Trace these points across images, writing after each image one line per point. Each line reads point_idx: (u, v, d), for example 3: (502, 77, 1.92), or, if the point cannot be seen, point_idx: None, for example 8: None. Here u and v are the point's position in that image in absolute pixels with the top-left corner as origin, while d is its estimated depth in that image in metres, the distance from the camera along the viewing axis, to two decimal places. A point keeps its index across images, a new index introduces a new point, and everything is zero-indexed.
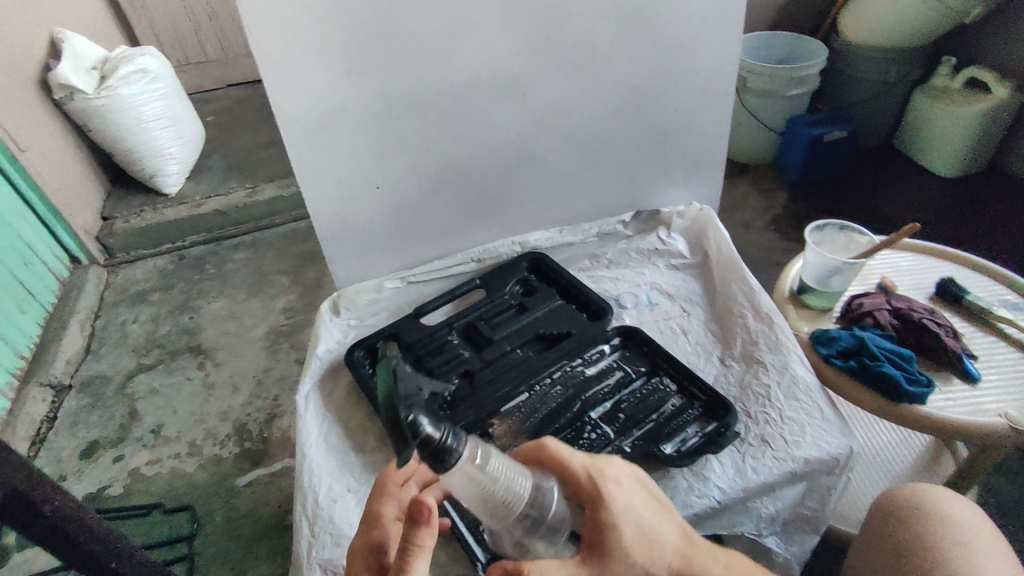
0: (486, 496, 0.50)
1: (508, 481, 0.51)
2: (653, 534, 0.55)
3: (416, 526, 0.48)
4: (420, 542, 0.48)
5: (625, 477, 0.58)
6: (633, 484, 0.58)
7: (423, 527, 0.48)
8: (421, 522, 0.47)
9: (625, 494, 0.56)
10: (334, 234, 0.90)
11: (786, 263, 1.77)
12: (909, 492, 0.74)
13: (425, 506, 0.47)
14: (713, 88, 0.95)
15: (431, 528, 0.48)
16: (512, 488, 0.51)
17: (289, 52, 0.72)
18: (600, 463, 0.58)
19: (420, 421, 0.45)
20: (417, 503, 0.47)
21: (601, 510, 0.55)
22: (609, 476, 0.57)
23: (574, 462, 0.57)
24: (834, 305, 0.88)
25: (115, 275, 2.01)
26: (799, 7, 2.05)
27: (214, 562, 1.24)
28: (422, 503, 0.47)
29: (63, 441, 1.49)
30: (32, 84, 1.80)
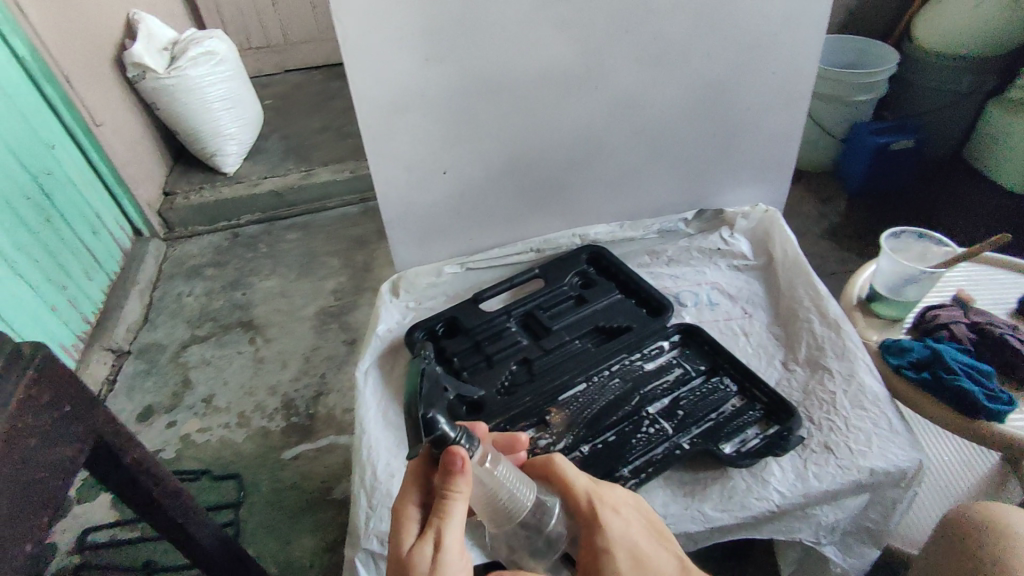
0: (493, 501, 0.51)
1: (515, 490, 0.51)
2: (649, 562, 0.56)
3: (451, 474, 0.47)
4: (457, 489, 0.48)
5: (625, 505, 0.59)
6: (631, 512, 0.59)
7: (459, 475, 0.47)
8: (454, 472, 0.47)
9: (621, 521, 0.57)
10: (399, 217, 0.92)
11: (841, 274, 1.72)
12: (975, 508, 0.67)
13: (459, 455, 0.47)
14: (788, 89, 0.93)
15: (466, 476, 0.48)
16: (517, 497, 0.52)
17: (373, 36, 0.74)
18: (601, 488, 0.59)
19: (436, 418, 0.48)
20: (451, 451, 0.47)
21: (597, 534, 0.56)
22: (609, 502, 0.58)
23: (576, 484, 0.58)
24: (906, 315, 0.86)
25: (173, 249, 2.08)
26: (869, 11, 1.99)
27: (259, 530, 1.27)
28: (456, 452, 0.47)
29: (121, 403, 1.56)
30: (109, 62, 1.88)
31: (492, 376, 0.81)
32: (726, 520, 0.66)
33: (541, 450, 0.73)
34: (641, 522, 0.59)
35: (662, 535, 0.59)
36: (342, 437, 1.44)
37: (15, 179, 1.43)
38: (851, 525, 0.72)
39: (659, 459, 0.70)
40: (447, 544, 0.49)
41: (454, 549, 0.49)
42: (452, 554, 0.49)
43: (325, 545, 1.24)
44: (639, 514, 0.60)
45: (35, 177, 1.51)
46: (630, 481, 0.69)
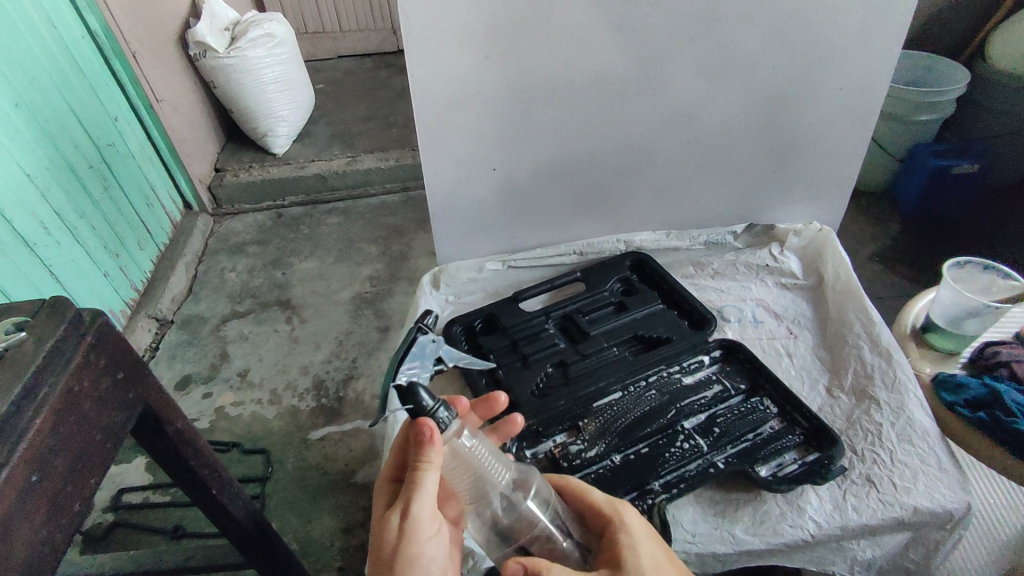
0: (465, 473, 0.52)
1: (486, 466, 0.52)
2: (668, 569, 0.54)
3: (420, 445, 0.47)
4: (427, 459, 0.48)
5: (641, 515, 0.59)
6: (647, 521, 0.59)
7: (428, 445, 0.47)
8: (423, 442, 0.47)
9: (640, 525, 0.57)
10: (445, 209, 0.92)
11: (888, 298, 1.66)
12: None
13: (428, 424, 0.46)
14: (853, 107, 0.90)
15: (436, 448, 0.48)
16: (490, 472, 0.52)
17: (435, 31, 0.74)
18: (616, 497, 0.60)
19: (418, 391, 0.47)
20: (420, 422, 0.47)
21: (618, 533, 0.55)
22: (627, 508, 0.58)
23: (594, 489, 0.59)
24: (964, 349, 0.83)
25: (220, 225, 2.14)
26: (940, 28, 1.91)
27: (282, 506, 1.30)
28: (425, 421, 0.46)
29: (161, 371, 1.61)
30: (172, 40, 1.94)
31: (526, 376, 0.81)
32: (759, 544, 0.64)
33: (572, 455, 0.72)
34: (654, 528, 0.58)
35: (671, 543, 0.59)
36: (367, 423, 1.46)
37: (79, 147, 1.48)
38: (889, 563, 0.69)
39: (692, 475, 0.69)
40: (415, 515, 0.50)
41: (423, 519, 0.50)
42: (419, 524, 0.50)
43: (345, 527, 1.26)
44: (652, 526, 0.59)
45: (98, 147, 1.56)
46: (660, 495, 0.67)
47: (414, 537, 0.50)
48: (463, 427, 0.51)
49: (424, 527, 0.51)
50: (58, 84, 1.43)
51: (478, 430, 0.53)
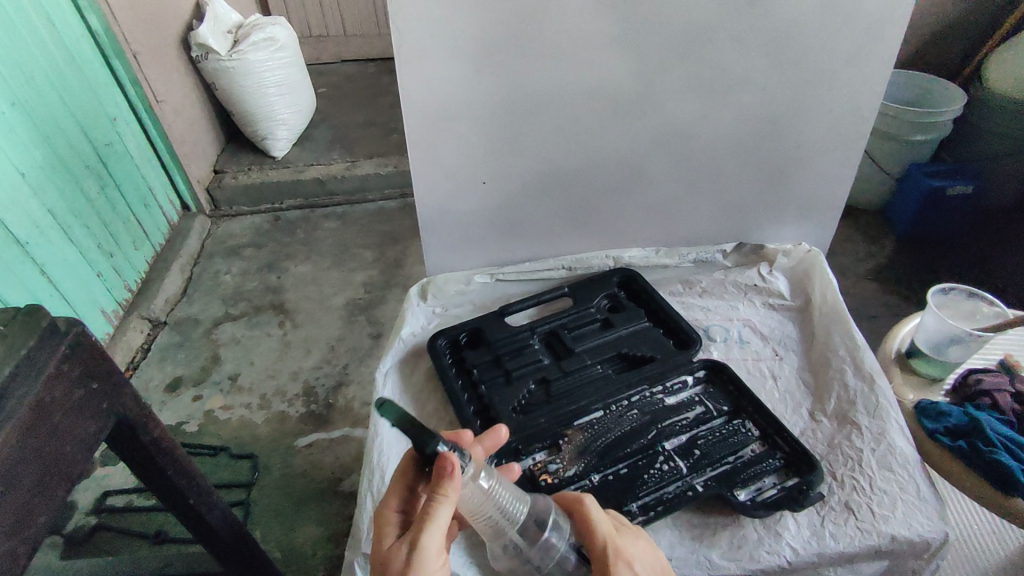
0: (484, 512, 0.54)
1: (504, 505, 0.55)
2: None
3: (440, 481, 0.49)
4: (444, 492, 0.50)
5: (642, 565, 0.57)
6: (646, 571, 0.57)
7: (447, 479, 0.50)
8: (444, 476, 0.49)
9: None
10: (435, 221, 0.92)
11: (881, 318, 1.66)
12: None
13: (450, 461, 0.49)
14: (844, 130, 0.90)
15: (455, 484, 0.50)
16: (509, 512, 0.55)
17: (426, 45, 0.74)
18: (623, 539, 0.59)
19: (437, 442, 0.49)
20: (443, 457, 0.49)
21: None
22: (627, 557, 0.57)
23: (598, 529, 0.58)
24: (946, 376, 0.83)
25: (217, 226, 2.14)
26: (940, 49, 1.91)
27: (266, 513, 1.30)
28: (447, 458, 0.49)
29: (151, 372, 1.61)
30: (174, 41, 1.95)
31: (509, 393, 0.81)
32: (732, 568, 0.64)
33: (550, 474, 0.72)
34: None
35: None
36: (355, 431, 1.46)
37: (76, 147, 1.48)
38: None
39: (670, 498, 0.69)
40: (424, 547, 0.51)
41: (430, 551, 0.52)
42: (425, 556, 0.51)
43: (328, 535, 1.26)
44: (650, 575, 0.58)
45: (96, 148, 1.57)
46: (637, 517, 0.67)
47: (419, 568, 0.51)
48: (481, 470, 0.54)
49: (430, 560, 0.52)
50: (57, 85, 1.44)
51: (494, 472, 0.57)
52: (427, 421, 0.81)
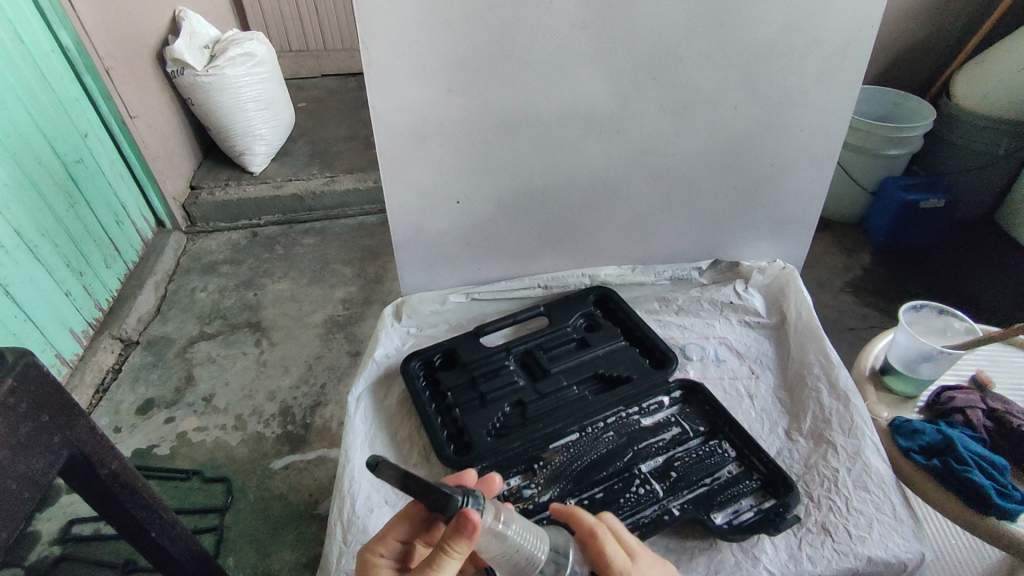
0: (507, 557, 0.53)
1: (529, 548, 0.54)
2: None
3: (458, 538, 0.48)
4: (458, 550, 0.49)
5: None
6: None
7: (465, 539, 0.48)
8: (462, 535, 0.48)
9: None
10: (409, 240, 0.91)
11: (859, 330, 1.67)
12: None
13: (471, 521, 0.47)
14: (814, 148, 0.91)
15: (471, 542, 0.49)
16: (532, 552, 0.54)
17: (397, 65, 0.74)
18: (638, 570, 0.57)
19: (454, 497, 0.48)
20: (463, 516, 0.48)
21: None
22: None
23: (613, 560, 0.56)
24: (920, 393, 0.84)
25: (193, 243, 2.10)
26: (909, 65, 1.96)
27: (240, 538, 1.26)
28: (468, 517, 0.47)
29: (123, 394, 1.56)
30: (149, 56, 1.92)
31: (484, 416, 0.80)
32: None
33: (525, 499, 0.71)
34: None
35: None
36: (333, 452, 1.43)
37: (44, 164, 1.45)
38: None
39: (647, 523, 0.68)
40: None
41: None
42: None
43: (304, 560, 1.23)
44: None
45: (65, 164, 1.53)
46: None
47: None
48: (500, 514, 0.52)
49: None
50: (24, 101, 1.41)
51: (513, 513, 0.54)
52: (401, 446, 0.79)
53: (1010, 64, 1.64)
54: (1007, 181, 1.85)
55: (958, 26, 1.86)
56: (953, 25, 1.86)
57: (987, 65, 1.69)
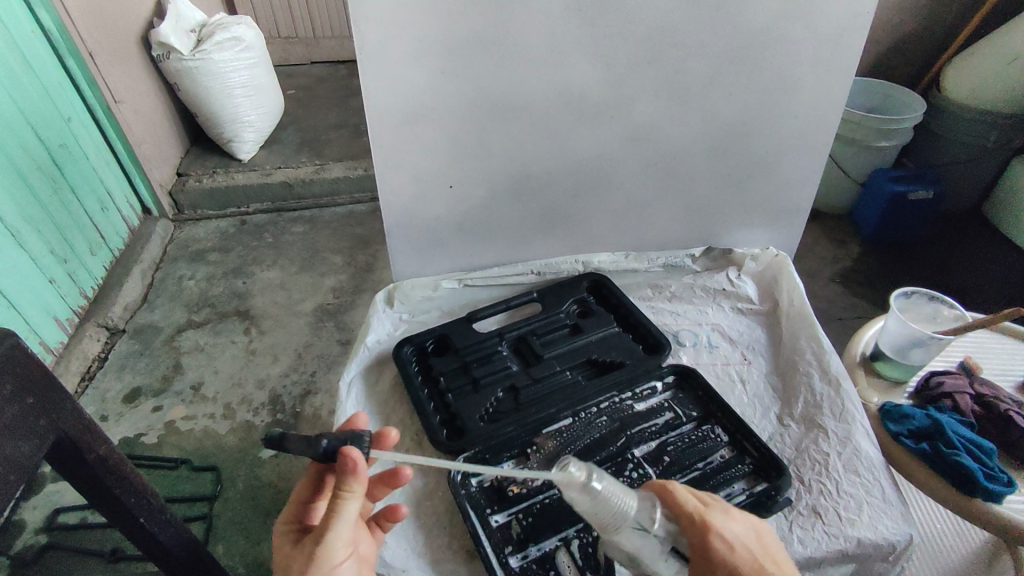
0: (598, 511, 0.55)
1: (620, 503, 0.55)
2: None
3: (344, 476, 0.54)
4: (350, 490, 0.54)
5: (741, 543, 0.55)
6: (747, 551, 0.55)
7: (351, 477, 0.54)
8: (348, 473, 0.54)
9: (726, 549, 0.55)
10: (401, 226, 0.90)
11: (847, 320, 1.68)
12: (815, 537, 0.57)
13: (350, 457, 0.54)
14: (808, 136, 0.91)
15: (359, 479, 0.55)
16: (621, 506, 0.55)
17: (390, 47, 0.72)
18: (712, 513, 0.57)
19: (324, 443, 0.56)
20: (345, 455, 0.54)
21: (702, 550, 0.55)
22: (720, 532, 0.56)
23: (686, 505, 0.57)
24: (909, 379, 0.85)
25: (180, 231, 2.07)
26: (901, 58, 1.96)
27: (230, 526, 1.25)
28: (347, 454, 0.54)
29: (110, 382, 1.54)
30: (134, 39, 1.88)
31: (477, 401, 0.79)
32: None
33: (518, 484, 0.70)
34: (752, 561, 0.55)
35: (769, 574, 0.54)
36: None
37: (28, 149, 1.42)
38: None
39: None
40: (329, 541, 0.54)
41: (337, 544, 0.55)
42: (331, 552, 0.54)
43: None
44: (752, 553, 0.55)
45: (49, 149, 1.50)
46: None
47: (324, 563, 0.54)
48: (592, 470, 0.55)
49: (337, 551, 0.55)
50: (6, 83, 1.37)
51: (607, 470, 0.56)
52: (393, 431, 0.79)
53: (1000, 57, 1.65)
54: (994, 174, 1.86)
55: (949, 18, 1.87)
56: (944, 17, 1.87)
57: (977, 58, 1.70)
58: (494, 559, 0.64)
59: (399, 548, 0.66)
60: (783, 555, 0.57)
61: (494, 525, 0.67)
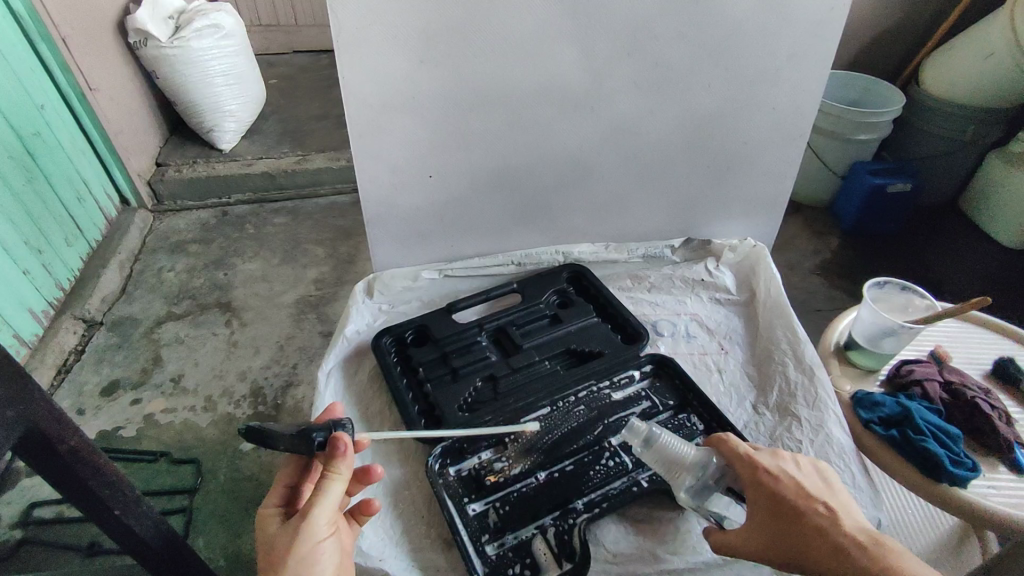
0: (660, 455, 0.66)
1: (675, 444, 0.66)
2: (795, 515, 0.57)
3: (333, 458, 0.57)
4: (337, 471, 0.57)
5: (789, 476, 0.60)
6: (794, 481, 0.59)
7: (340, 459, 0.57)
8: (337, 455, 0.57)
9: (773, 480, 0.59)
10: (381, 216, 0.90)
11: (826, 312, 1.71)
12: (816, 475, 0.61)
13: (341, 440, 0.57)
14: (786, 127, 0.92)
15: (347, 461, 0.58)
16: (677, 448, 0.66)
17: (367, 34, 0.72)
18: (761, 454, 0.62)
19: (314, 434, 0.60)
20: (335, 438, 0.57)
21: (752, 483, 0.60)
22: (766, 466, 0.60)
23: (735, 446, 0.63)
24: (882, 367, 0.87)
25: (159, 222, 2.04)
26: (882, 52, 1.98)
27: (210, 519, 1.25)
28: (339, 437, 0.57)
29: (88, 375, 1.52)
30: (110, 26, 1.84)
31: (456, 391, 0.80)
32: (679, 564, 0.64)
33: (496, 472, 0.71)
34: (798, 489, 0.58)
35: (816, 501, 0.57)
36: None
37: None
38: None
39: (615, 494, 0.69)
40: (314, 518, 0.56)
41: (320, 522, 0.56)
42: (316, 529, 0.56)
43: None
44: (801, 484, 0.59)
45: (22, 138, 1.47)
46: (582, 515, 0.67)
47: (308, 540, 0.55)
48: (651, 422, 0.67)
49: (321, 528, 0.56)
50: None
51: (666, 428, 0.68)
52: (371, 421, 0.79)
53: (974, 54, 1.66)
54: (970, 167, 1.89)
55: (928, 13, 1.89)
56: (924, 12, 1.89)
57: (954, 54, 1.72)
58: (471, 551, 0.64)
59: (376, 538, 0.66)
60: (839, 492, 0.60)
61: (471, 514, 0.67)
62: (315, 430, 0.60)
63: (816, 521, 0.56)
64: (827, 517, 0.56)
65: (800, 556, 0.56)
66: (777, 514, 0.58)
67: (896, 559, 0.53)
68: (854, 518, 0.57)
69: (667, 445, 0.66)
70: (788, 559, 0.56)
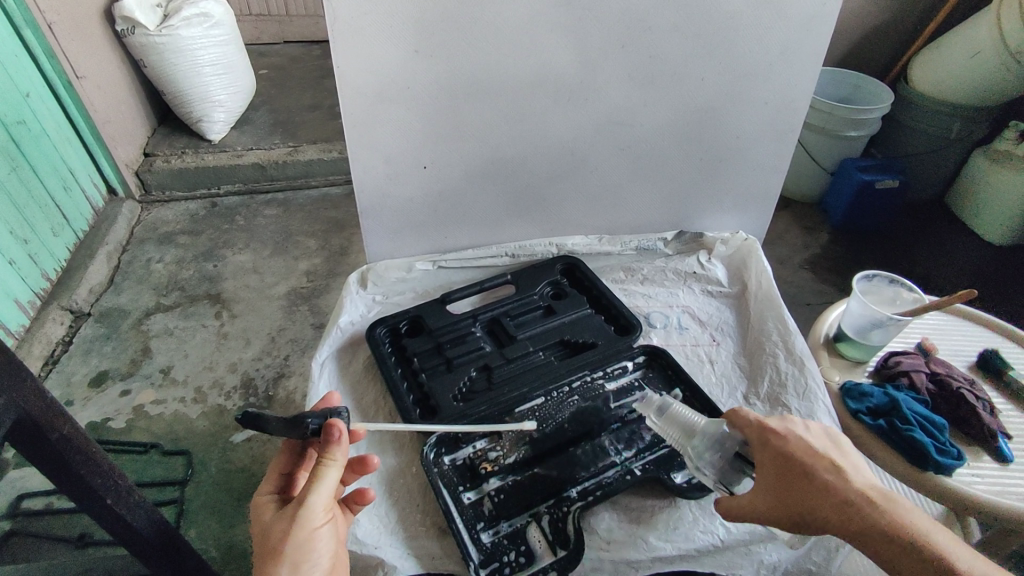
0: (671, 426, 0.67)
1: (685, 416, 0.67)
2: (802, 474, 0.58)
3: (328, 444, 0.57)
4: (333, 457, 0.57)
5: (798, 437, 0.60)
6: (802, 442, 0.60)
7: (335, 445, 0.57)
8: (332, 442, 0.57)
9: (781, 442, 0.60)
10: (375, 208, 0.90)
11: (815, 306, 1.73)
12: (825, 438, 0.61)
13: (336, 426, 0.57)
14: (777, 121, 0.92)
15: (343, 447, 0.57)
16: (687, 419, 0.67)
17: (361, 23, 0.71)
18: (770, 419, 0.63)
19: (309, 421, 0.60)
20: (329, 424, 0.57)
21: (761, 447, 0.61)
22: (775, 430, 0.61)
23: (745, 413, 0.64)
24: (869, 359, 0.89)
25: (147, 213, 2.02)
26: (872, 49, 2.00)
27: (202, 510, 1.24)
28: (333, 423, 0.57)
29: (76, 366, 1.51)
30: (97, 13, 1.82)
31: (451, 380, 0.80)
32: (672, 551, 0.65)
33: (490, 462, 0.71)
34: (806, 449, 0.59)
35: (824, 459, 0.58)
36: None
37: None
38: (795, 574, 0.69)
39: (609, 483, 0.69)
40: (310, 504, 0.56)
41: (316, 508, 0.56)
42: (313, 514, 0.56)
43: None
44: (810, 445, 0.59)
45: (7, 126, 1.45)
46: (576, 503, 0.68)
47: (305, 525, 0.56)
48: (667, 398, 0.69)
49: (317, 514, 0.57)
50: None
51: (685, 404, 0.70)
52: (366, 411, 0.79)
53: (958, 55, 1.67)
54: (957, 164, 1.92)
55: (917, 10, 1.90)
56: (914, 8, 1.90)
57: (939, 53, 1.73)
58: (466, 539, 0.65)
59: (372, 526, 0.66)
60: (848, 452, 0.60)
61: (466, 502, 0.68)
62: (309, 417, 0.60)
63: (823, 479, 0.57)
64: (835, 476, 0.57)
65: (807, 513, 0.57)
66: (785, 475, 0.58)
67: (903, 513, 0.55)
68: (861, 476, 0.58)
69: (677, 414, 0.67)
70: (797, 518, 0.57)
